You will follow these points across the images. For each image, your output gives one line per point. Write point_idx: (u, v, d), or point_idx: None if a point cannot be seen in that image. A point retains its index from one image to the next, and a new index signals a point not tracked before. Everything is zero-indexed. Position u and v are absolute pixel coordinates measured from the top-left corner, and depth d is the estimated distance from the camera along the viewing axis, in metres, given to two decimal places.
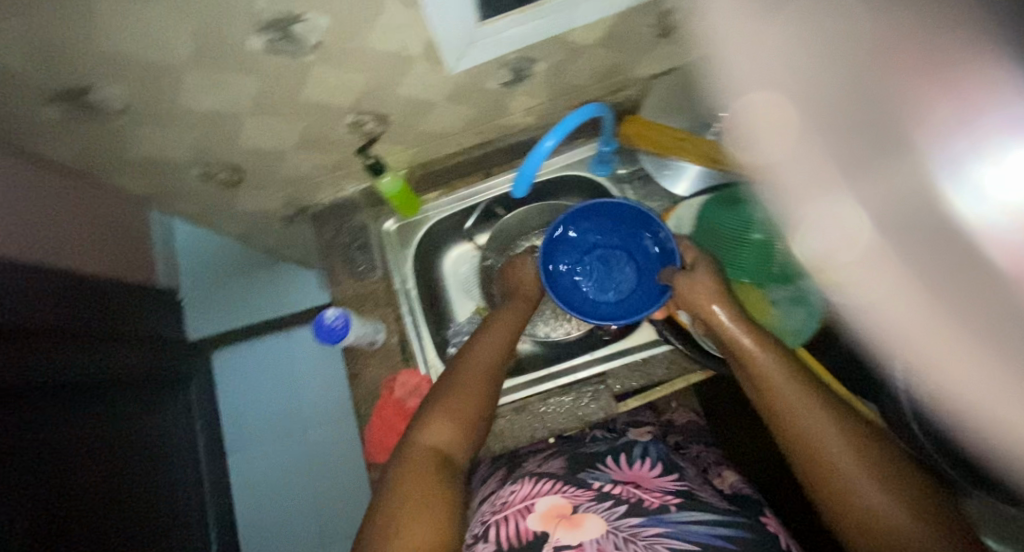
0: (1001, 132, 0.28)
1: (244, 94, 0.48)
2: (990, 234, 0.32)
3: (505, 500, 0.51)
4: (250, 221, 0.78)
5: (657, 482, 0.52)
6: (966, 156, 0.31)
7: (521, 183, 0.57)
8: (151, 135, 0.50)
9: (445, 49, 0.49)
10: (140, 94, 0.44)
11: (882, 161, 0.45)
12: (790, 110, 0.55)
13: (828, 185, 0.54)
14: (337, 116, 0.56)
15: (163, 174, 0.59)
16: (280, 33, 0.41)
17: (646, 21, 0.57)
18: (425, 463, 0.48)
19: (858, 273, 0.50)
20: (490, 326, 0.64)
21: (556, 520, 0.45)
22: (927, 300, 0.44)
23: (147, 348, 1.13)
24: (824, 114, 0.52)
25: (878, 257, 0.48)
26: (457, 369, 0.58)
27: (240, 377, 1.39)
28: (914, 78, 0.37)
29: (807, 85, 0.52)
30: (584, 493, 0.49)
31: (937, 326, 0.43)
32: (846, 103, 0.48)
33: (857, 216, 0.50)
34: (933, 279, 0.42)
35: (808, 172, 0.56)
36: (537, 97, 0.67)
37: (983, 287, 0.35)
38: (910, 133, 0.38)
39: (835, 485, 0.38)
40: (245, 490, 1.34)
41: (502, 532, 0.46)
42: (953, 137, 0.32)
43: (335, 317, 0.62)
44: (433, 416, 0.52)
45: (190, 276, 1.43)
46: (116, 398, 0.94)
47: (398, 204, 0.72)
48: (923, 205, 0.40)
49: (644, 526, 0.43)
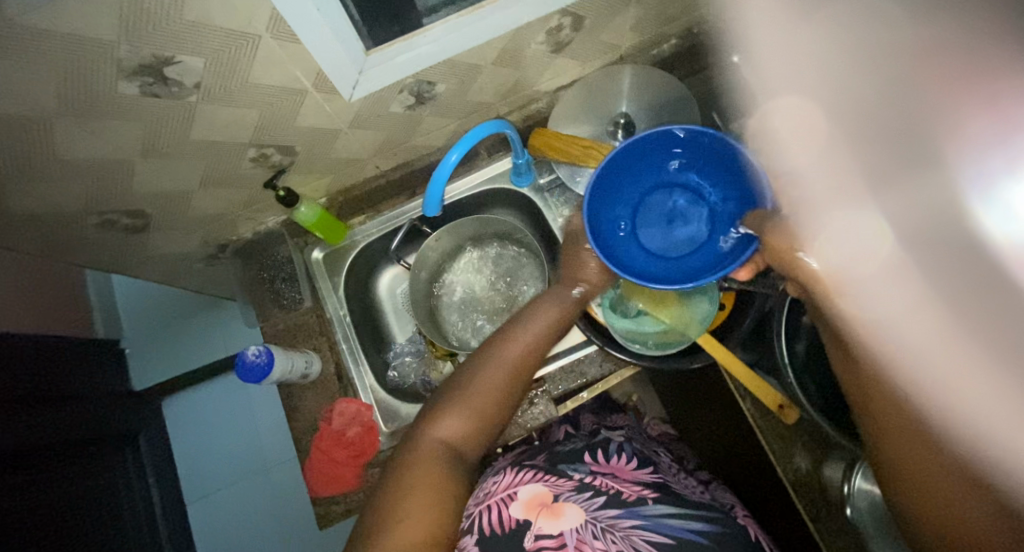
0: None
1: (129, 140, 0.47)
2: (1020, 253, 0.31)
3: (488, 490, 0.54)
4: (169, 264, 0.76)
5: (633, 474, 0.54)
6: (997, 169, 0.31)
7: (432, 202, 0.56)
8: (34, 191, 0.48)
9: (336, 79, 0.50)
10: (11, 150, 0.42)
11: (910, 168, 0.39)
12: (820, 124, 0.50)
13: (854, 195, 0.42)
14: (238, 151, 0.56)
15: (59, 229, 0.57)
16: (154, 76, 0.41)
17: (536, 39, 0.60)
18: (435, 458, 0.47)
19: (871, 292, 0.37)
20: (527, 318, 0.58)
21: (538, 509, 0.48)
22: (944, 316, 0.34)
23: (82, 404, 1.07)
24: (858, 132, 0.46)
25: (903, 274, 0.36)
26: (484, 362, 0.54)
27: (189, 424, 1.33)
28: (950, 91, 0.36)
29: (838, 92, 0.50)
30: (566, 483, 0.51)
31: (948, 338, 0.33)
32: (882, 96, 0.43)
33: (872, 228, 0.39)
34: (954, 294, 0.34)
35: (822, 178, 0.47)
36: (446, 117, 0.69)
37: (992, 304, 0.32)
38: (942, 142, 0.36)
39: (940, 500, 0.35)
40: (205, 542, 1.28)
41: (485, 519, 0.50)
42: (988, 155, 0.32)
43: (258, 354, 0.61)
44: (449, 409, 0.51)
45: (126, 325, 1.37)
46: (41, 464, 0.88)
47: (321, 232, 0.72)
48: (944, 226, 0.35)
49: (621, 517, 0.47)
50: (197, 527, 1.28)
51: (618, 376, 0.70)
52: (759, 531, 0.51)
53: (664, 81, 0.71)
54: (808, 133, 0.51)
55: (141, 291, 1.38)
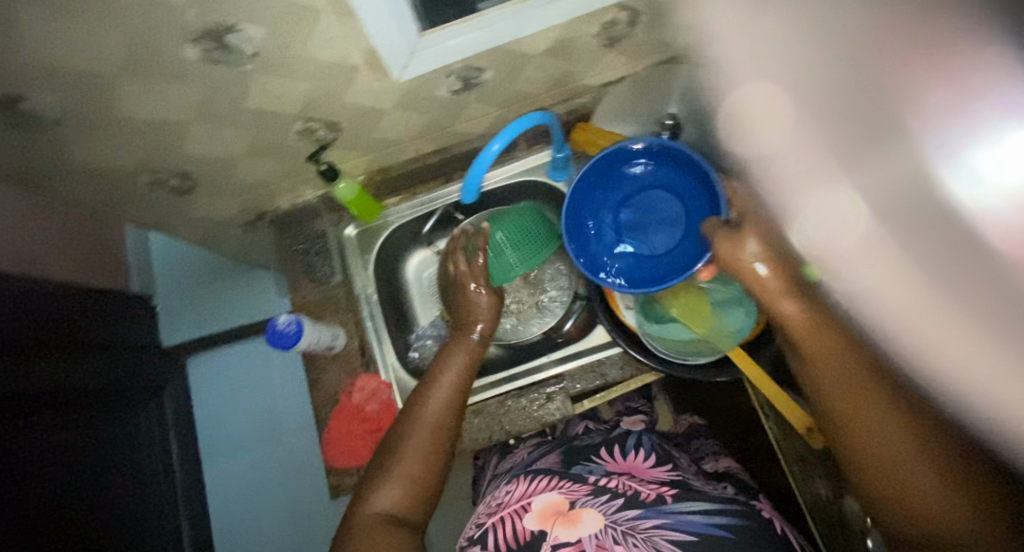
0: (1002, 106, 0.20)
1: (186, 103, 0.48)
2: (984, 217, 0.22)
3: (501, 501, 0.53)
4: (209, 227, 0.78)
5: (651, 473, 0.53)
6: (954, 127, 0.23)
7: (469, 190, 0.56)
8: (92, 144, 0.50)
9: (388, 60, 0.50)
10: (77, 104, 0.44)
11: (874, 146, 0.33)
12: (783, 100, 0.49)
13: (829, 179, 0.42)
14: (285, 123, 0.57)
15: (112, 185, 0.59)
16: (215, 43, 0.41)
17: (590, 32, 0.59)
18: (376, 532, 0.47)
19: (864, 263, 0.37)
20: (436, 374, 0.59)
21: (554, 517, 0.46)
22: (923, 290, 0.30)
23: (113, 354, 1.11)
24: (815, 102, 0.42)
25: (878, 240, 0.35)
26: (411, 425, 0.55)
27: (211, 383, 1.38)
28: (916, 56, 0.26)
29: (791, 68, 0.46)
30: (580, 488, 0.50)
31: (944, 320, 0.28)
32: (839, 71, 0.36)
33: (853, 207, 0.37)
34: (934, 263, 0.28)
35: (806, 164, 0.46)
36: (490, 105, 0.68)
37: (967, 269, 0.24)
38: (904, 115, 0.27)
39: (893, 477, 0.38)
40: (218, 497, 1.33)
41: (500, 534, 0.48)
42: (944, 109, 0.24)
43: (288, 322, 0.62)
44: (380, 484, 0.51)
45: (160, 282, 1.40)
46: (65, 407, 0.93)
47: (357, 209, 0.73)
48: (911, 186, 0.28)
49: (640, 519, 0.45)
50: (211, 483, 1.34)
51: (641, 380, 0.69)
52: (785, 525, 0.48)
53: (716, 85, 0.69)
54: (778, 113, 0.50)
55: (175, 251, 1.42)
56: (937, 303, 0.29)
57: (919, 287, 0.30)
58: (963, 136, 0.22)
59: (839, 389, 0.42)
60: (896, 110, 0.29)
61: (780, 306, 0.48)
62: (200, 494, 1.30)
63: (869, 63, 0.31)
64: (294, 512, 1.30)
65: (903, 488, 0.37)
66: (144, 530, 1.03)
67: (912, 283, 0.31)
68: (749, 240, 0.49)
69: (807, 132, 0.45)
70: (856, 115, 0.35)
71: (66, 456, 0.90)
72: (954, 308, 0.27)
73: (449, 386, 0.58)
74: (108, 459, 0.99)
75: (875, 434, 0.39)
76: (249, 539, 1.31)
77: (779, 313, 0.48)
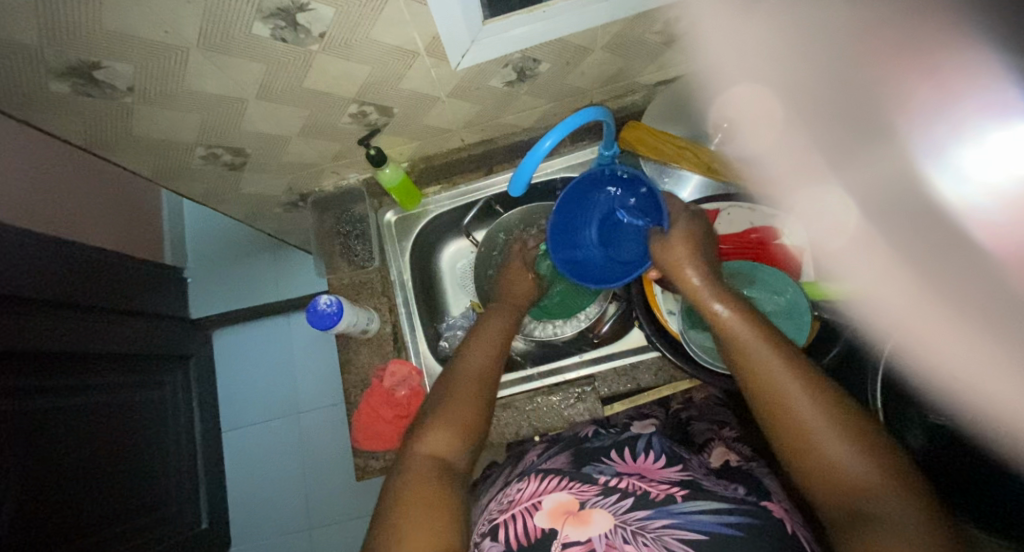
0: (986, 122, 0.45)
1: (250, 79, 0.49)
2: (978, 212, 0.49)
3: (512, 498, 0.51)
4: (252, 205, 0.79)
5: (662, 474, 0.50)
6: (948, 141, 0.51)
7: (518, 182, 0.56)
8: (156, 116, 0.51)
9: (449, 47, 0.50)
10: (147, 75, 0.44)
11: (870, 152, 0.61)
12: (777, 107, 0.66)
13: (815, 175, 0.66)
14: (340, 105, 0.57)
15: (167, 158, 0.60)
16: (286, 22, 0.41)
17: (650, 29, 0.58)
18: (427, 470, 0.47)
19: (846, 258, 0.61)
20: (478, 337, 0.61)
21: (564, 517, 0.44)
22: (911, 275, 0.56)
23: (143, 322, 1.14)
24: (807, 110, 0.66)
25: (863, 239, 0.61)
26: (458, 376, 0.56)
27: (237, 356, 1.41)
28: (900, 68, 0.54)
29: (788, 78, 0.65)
30: (590, 488, 0.48)
31: (919, 293, 0.55)
32: (827, 93, 0.64)
33: (843, 202, 0.63)
34: (914, 252, 0.57)
35: (791, 165, 0.67)
36: (541, 99, 0.68)
37: (971, 272, 0.50)
38: (895, 119, 0.57)
39: (805, 445, 0.40)
40: (237, 467, 1.36)
41: (511, 530, 0.45)
42: (935, 123, 0.52)
43: (329, 303, 0.63)
44: (429, 426, 0.51)
45: (194, 255, 1.43)
46: (86, 368, 0.95)
47: (398, 195, 0.74)
48: (904, 199, 0.58)
49: (650, 519, 0.42)
50: (231, 454, 1.37)
51: (673, 388, 0.68)
52: (798, 527, 0.44)
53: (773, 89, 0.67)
54: (770, 121, 0.66)
55: (211, 227, 1.45)
56: (930, 295, 0.53)
57: (908, 279, 0.56)
58: (954, 149, 0.50)
59: (756, 373, 0.44)
60: (878, 113, 0.59)
61: (705, 298, 0.50)
62: (221, 464, 1.34)
63: (866, 68, 0.58)
64: (309, 487, 1.33)
65: (824, 466, 0.39)
66: (156, 495, 1.06)
67: (904, 279, 0.57)
68: (679, 240, 0.55)
69: (800, 133, 0.67)
70: (840, 117, 0.64)
71: (81, 417, 0.92)
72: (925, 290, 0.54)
73: (486, 348, 0.60)
74: (124, 422, 1.01)
75: (793, 416, 0.41)
76: (265, 511, 1.34)
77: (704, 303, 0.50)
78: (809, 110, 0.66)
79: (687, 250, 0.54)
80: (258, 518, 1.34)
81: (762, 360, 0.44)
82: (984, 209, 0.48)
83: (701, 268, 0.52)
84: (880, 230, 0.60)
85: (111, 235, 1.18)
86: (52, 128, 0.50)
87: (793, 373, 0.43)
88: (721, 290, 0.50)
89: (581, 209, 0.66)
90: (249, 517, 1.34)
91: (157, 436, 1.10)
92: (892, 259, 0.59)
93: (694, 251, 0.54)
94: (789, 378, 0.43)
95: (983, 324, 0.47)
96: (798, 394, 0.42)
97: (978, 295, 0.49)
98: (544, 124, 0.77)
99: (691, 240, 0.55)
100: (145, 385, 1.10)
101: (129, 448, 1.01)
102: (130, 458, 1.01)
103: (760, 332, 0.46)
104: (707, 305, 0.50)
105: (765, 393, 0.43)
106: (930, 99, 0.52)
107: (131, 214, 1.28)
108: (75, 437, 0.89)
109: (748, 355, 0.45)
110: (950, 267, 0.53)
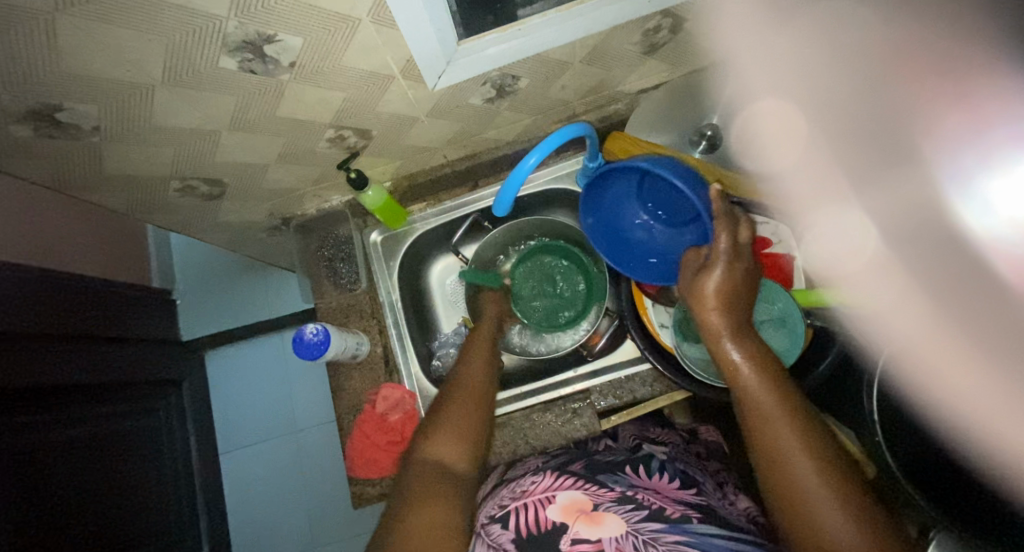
0: (1013, 144, 0.45)
1: (222, 111, 0.47)
2: (997, 238, 0.48)
3: (526, 488, 0.50)
4: (234, 231, 0.78)
5: (677, 494, 0.50)
6: (976, 167, 0.49)
7: (502, 202, 0.55)
8: (128, 152, 0.50)
9: (425, 69, 0.49)
10: (114, 112, 0.43)
11: (891, 174, 0.59)
12: (800, 121, 0.66)
13: (832, 195, 0.64)
14: (317, 130, 0.56)
15: (140, 192, 0.58)
16: (252, 53, 0.40)
17: (630, 39, 0.57)
18: (429, 474, 0.46)
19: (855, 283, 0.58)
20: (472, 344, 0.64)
21: (576, 514, 0.44)
22: (924, 305, 0.54)
23: (133, 350, 1.12)
24: (843, 131, 0.63)
25: (880, 266, 0.58)
26: (452, 396, 0.55)
27: (230, 379, 1.39)
28: (929, 93, 0.51)
29: (813, 92, 0.64)
30: (607, 493, 0.47)
31: (935, 324, 0.52)
32: (855, 103, 0.60)
33: (863, 226, 0.60)
34: (927, 282, 0.55)
35: (813, 179, 0.66)
36: (522, 113, 0.67)
37: (980, 301, 0.50)
38: (922, 143, 0.54)
39: (799, 514, 0.41)
40: (236, 492, 1.34)
41: (522, 519, 0.45)
42: (962, 150, 0.50)
43: (316, 332, 0.62)
44: (434, 430, 0.51)
45: (182, 279, 1.42)
46: (74, 403, 0.92)
47: (383, 215, 0.72)
48: (928, 224, 0.55)
49: (664, 532, 0.41)
50: (228, 479, 1.35)
51: (670, 398, 0.67)
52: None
53: (770, 92, 0.67)
54: (791, 135, 0.67)
55: (196, 250, 1.43)
56: (946, 321, 0.52)
57: (923, 305, 0.54)
58: (979, 174, 0.49)
59: (762, 434, 0.45)
60: (906, 138, 0.56)
61: (722, 346, 0.50)
62: (219, 489, 1.31)
63: (899, 88, 0.54)
64: (311, 509, 1.31)
65: (816, 533, 0.39)
66: (156, 527, 1.04)
67: (917, 307, 0.54)
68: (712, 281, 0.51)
69: (823, 151, 0.65)
70: (876, 138, 0.59)
71: (74, 454, 0.89)
72: (939, 317, 0.52)
73: (480, 364, 0.60)
74: (120, 453, 0.99)
75: (792, 479, 0.42)
76: (265, 534, 1.32)
77: (721, 352, 0.50)
78: (840, 132, 0.63)
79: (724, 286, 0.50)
80: (258, 542, 1.31)
81: (778, 434, 0.44)
82: (1009, 239, 0.48)
83: (729, 316, 0.50)
84: (901, 258, 0.57)
85: (94, 263, 1.16)
86: (18, 170, 0.48)
87: (807, 447, 0.43)
88: (744, 341, 0.49)
89: (617, 213, 0.64)
90: (249, 541, 1.31)
91: (155, 465, 1.08)
92: (911, 285, 0.56)
93: (727, 300, 0.50)
94: (804, 457, 0.42)
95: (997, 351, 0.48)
96: (804, 466, 0.42)
97: (998, 327, 0.48)
98: (528, 137, 0.76)
99: (733, 287, 0.50)
100: (141, 413, 1.08)
101: (125, 479, 0.99)
102: (129, 491, 0.99)
103: (779, 400, 0.46)
104: (728, 356, 0.49)
105: (768, 452, 0.44)
106: (962, 129, 0.49)
107: (118, 239, 1.26)
108: (70, 473, 0.87)
109: (757, 413, 0.46)
110: (969, 306, 0.51)
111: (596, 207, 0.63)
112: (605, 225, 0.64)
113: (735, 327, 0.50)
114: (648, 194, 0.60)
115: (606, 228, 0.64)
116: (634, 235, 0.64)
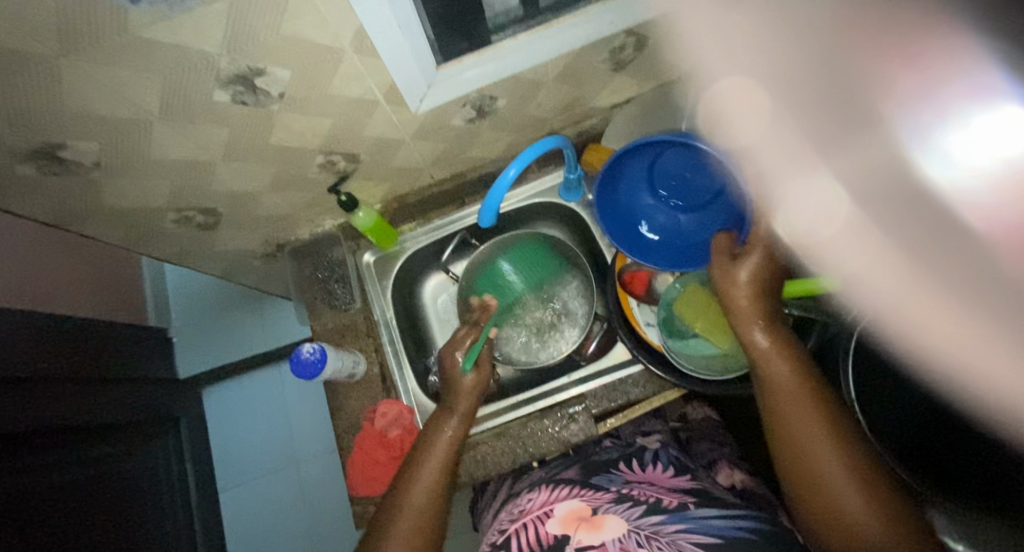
0: (961, 103, 0.40)
1: (215, 142, 0.50)
2: (971, 199, 0.42)
3: (523, 509, 0.52)
4: (229, 260, 0.80)
5: (672, 482, 0.52)
6: (934, 124, 0.45)
7: (488, 213, 0.57)
8: (125, 186, 0.52)
9: (409, 93, 0.52)
10: (114, 147, 0.45)
11: (863, 138, 0.57)
12: (761, 99, 0.64)
13: (804, 164, 0.63)
14: (308, 156, 0.59)
15: (138, 225, 0.60)
16: (245, 86, 0.43)
17: (600, 57, 0.61)
18: None
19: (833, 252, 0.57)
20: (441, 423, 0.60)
21: (577, 523, 0.44)
22: (906, 264, 0.52)
23: (130, 387, 1.12)
24: (804, 103, 0.63)
25: (856, 230, 0.57)
26: (406, 508, 0.53)
27: (228, 411, 1.38)
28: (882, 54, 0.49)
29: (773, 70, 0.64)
30: (604, 496, 0.49)
31: (918, 287, 0.50)
32: (814, 80, 0.60)
33: (832, 189, 0.59)
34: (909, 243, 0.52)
35: (786, 153, 0.64)
36: (503, 131, 0.70)
37: (967, 262, 0.45)
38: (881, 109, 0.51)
39: (818, 487, 0.44)
40: (237, 527, 1.32)
41: (522, 539, 0.46)
42: (922, 104, 0.46)
43: (312, 351, 0.63)
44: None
45: (178, 313, 1.43)
46: (73, 443, 0.92)
47: (375, 236, 0.75)
48: (898, 186, 0.53)
49: (666, 523, 0.42)
50: (229, 514, 1.33)
51: (664, 398, 0.68)
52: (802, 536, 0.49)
53: None
54: (754, 111, 0.64)
55: (192, 283, 1.44)
56: (923, 284, 0.50)
57: (901, 263, 0.53)
58: (939, 132, 0.45)
59: (788, 415, 0.48)
60: (866, 104, 0.54)
61: (750, 329, 0.52)
62: (219, 526, 1.29)
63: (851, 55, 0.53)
64: (314, 539, 1.29)
65: (833, 506, 0.43)
66: None
67: (897, 266, 0.53)
68: (745, 271, 0.53)
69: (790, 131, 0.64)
70: (836, 110, 0.59)
71: (74, 492, 0.89)
72: (921, 283, 0.50)
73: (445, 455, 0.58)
74: (120, 492, 0.98)
75: (816, 456, 0.45)
76: None
77: (747, 335, 0.52)
78: (805, 112, 0.63)
79: (753, 275, 0.53)
80: None
81: (802, 417, 0.47)
82: (975, 194, 0.42)
83: (758, 302, 0.52)
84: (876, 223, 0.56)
85: (91, 301, 1.17)
86: (19, 208, 0.50)
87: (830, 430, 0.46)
88: (771, 328, 0.52)
89: (632, 200, 0.65)
90: None
91: (154, 504, 1.07)
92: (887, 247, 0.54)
93: (758, 288, 0.53)
94: (828, 439, 0.45)
95: (993, 319, 0.43)
96: (828, 446, 0.44)
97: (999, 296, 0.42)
98: (510, 153, 0.79)
99: (761, 276, 0.53)
100: (140, 450, 1.08)
101: (125, 519, 0.97)
102: (128, 530, 0.97)
103: (803, 384, 0.49)
104: (753, 339, 0.52)
105: (790, 432, 0.47)
106: (914, 88, 0.46)
107: (114, 278, 1.28)
108: (70, 514, 0.87)
109: (782, 395, 0.49)
110: (953, 271, 0.46)
111: (607, 195, 0.65)
112: (620, 211, 0.65)
113: (763, 313, 0.52)
114: (665, 178, 0.63)
115: (622, 215, 0.65)
116: (650, 221, 0.65)
